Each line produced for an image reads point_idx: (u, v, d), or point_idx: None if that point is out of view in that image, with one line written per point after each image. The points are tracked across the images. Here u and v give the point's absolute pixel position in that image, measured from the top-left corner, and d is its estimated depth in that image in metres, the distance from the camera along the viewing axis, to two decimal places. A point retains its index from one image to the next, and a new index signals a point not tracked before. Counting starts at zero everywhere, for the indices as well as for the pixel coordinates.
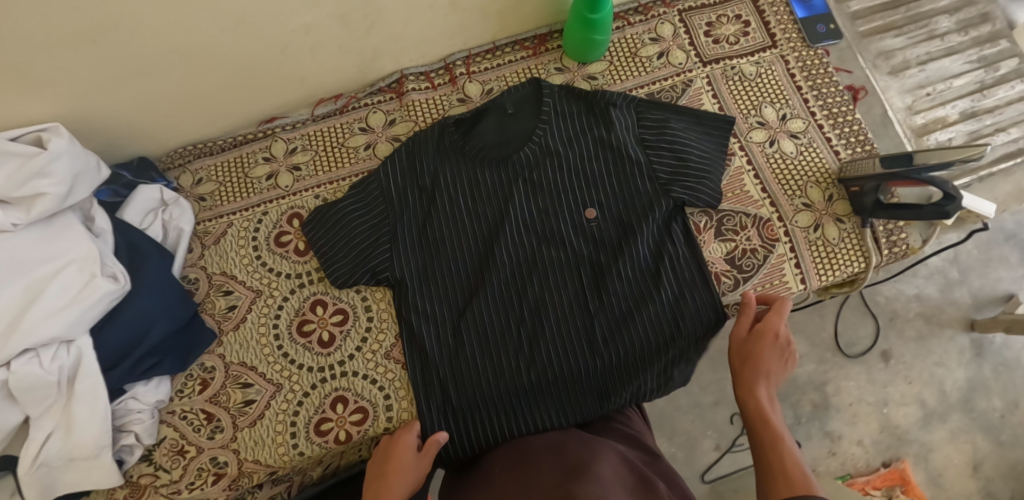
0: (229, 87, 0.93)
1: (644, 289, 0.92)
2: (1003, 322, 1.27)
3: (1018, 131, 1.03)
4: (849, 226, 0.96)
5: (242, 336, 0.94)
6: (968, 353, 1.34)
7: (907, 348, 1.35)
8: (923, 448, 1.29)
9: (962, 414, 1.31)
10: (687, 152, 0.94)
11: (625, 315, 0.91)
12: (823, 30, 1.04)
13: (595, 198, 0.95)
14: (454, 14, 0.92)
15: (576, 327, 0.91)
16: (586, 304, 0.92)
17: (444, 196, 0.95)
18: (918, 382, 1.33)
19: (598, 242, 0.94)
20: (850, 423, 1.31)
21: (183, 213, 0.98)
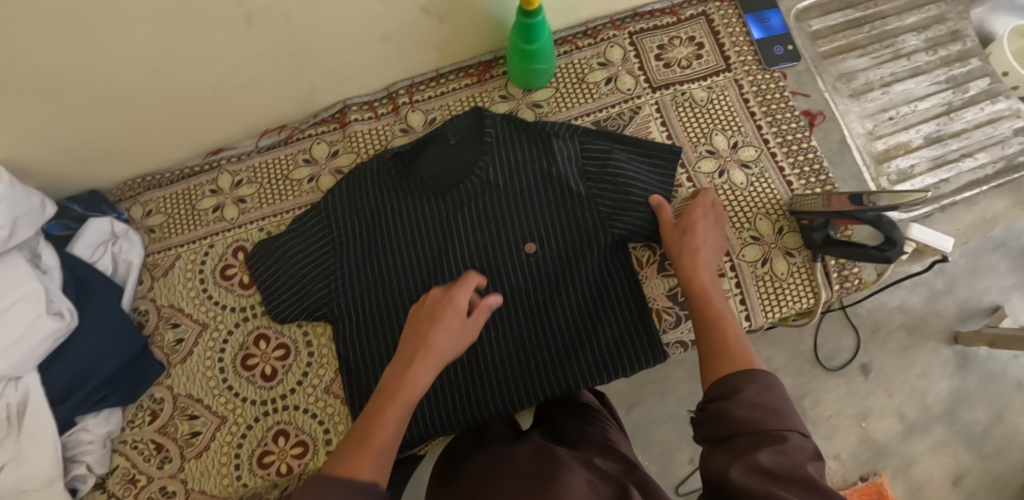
0: (168, 124, 0.93)
1: (583, 325, 0.91)
2: (986, 336, 1.08)
3: (985, 156, 0.99)
4: (800, 259, 0.93)
5: (188, 369, 0.96)
6: (953, 365, 1.15)
7: (888, 360, 1.17)
8: (903, 461, 1.12)
9: (945, 427, 1.13)
10: (630, 185, 0.91)
11: (563, 350, 0.91)
12: (780, 52, 1.01)
13: (538, 231, 0.93)
14: (390, 47, 0.91)
15: (517, 360, 0.91)
16: (524, 339, 0.91)
17: (386, 229, 0.94)
18: (899, 395, 1.15)
19: (538, 276, 0.92)
20: (829, 436, 1.14)
21: (132, 247, 0.99)
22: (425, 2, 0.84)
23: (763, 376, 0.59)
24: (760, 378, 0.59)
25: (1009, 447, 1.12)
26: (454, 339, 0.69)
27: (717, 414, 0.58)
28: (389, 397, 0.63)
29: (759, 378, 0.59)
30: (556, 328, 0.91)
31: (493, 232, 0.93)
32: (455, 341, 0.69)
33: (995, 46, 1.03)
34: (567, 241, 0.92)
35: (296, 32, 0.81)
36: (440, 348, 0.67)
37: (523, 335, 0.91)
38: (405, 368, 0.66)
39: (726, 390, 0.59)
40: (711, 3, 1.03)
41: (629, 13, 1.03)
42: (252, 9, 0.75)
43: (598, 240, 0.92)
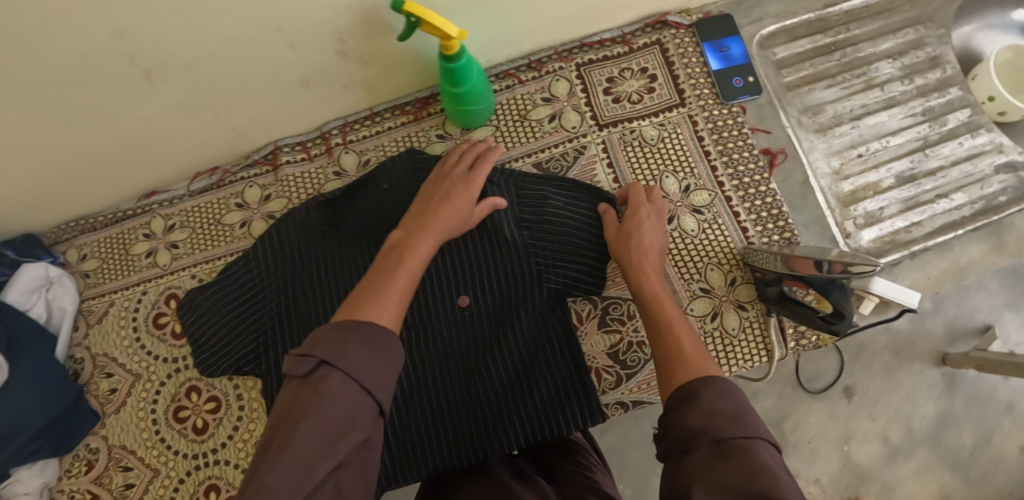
0: (90, 173, 0.90)
1: (519, 383, 0.83)
2: (974, 360, 0.99)
3: (962, 196, 0.91)
4: (753, 313, 0.87)
5: (122, 420, 0.95)
6: (940, 387, 1.06)
7: (872, 383, 1.08)
8: (885, 487, 1.04)
9: (929, 451, 1.04)
10: (567, 235, 0.86)
11: (496, 412, 0.81)
12: (740, 84, 0.94)
13: (470, 281, 0.85)
14: (313, 90, 0.86)
15: (443, 423, 0.81)
16: (455, 400, 0.82)
17: (308, 277, 0.87)
18: (884, 419, 1.06)
19: (470, 331, 0.84)
20: (809, 460, 1.06)
21: (66, 293, 0.97)
22: (340, 47, 0.79)
23: (724, 382, 0.54)
24: (719, 386, 0.54)
25: (996, 471, 1.03)
26: (460, 205, 0.79)
27: (675, 426, 0.52)
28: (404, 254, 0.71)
29: (717, 385, 0.54)
30: (488, 387, 0.83)
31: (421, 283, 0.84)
32: (460, 220, 0.79)
33: (982, 67, 0.95)
34: (502, 293, 0.84)
35: (203, 83, 0.77)
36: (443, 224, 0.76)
37: (454, 395, 0.82)
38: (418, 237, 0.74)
39: (680, 401, 0.54)
40: (666, 30, 0.96)
41: (576, 44, 0.96)
42: (148, 65, 0.71)
43: (535, 293, 0.85)
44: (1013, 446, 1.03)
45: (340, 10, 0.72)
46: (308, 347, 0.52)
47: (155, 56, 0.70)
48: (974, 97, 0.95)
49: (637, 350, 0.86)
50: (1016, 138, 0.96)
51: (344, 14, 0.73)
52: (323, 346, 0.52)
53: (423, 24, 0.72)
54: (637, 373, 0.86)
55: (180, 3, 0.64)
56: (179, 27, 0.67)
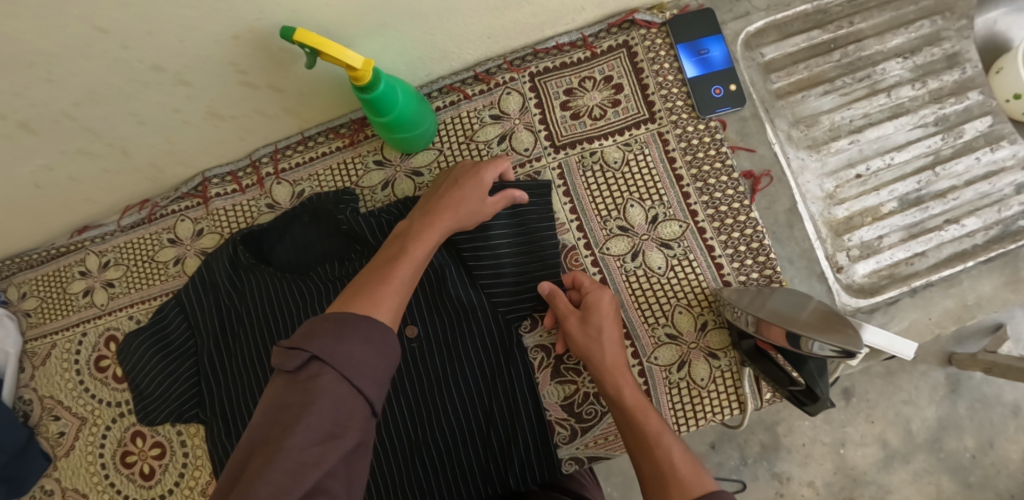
0: (7, 218, 0.84)
1: (474, 425, 0.77)
2: (982, 362, 0.89)
3: (975, 221, 0.79)
4: (725, 362, 0.77)
5: (72, 463, 0.92)
6: (943, 390, 0.97)
7: (870, 384, 0.99)
8: (880, 492, 0.97)
9: (929, 455, 0.97)
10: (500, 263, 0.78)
11: (451, 451, 0.77)
12: (720, 94, 0.81)
13: (417, 312, 0.79)
14: (226, 121, 0.78)
15: (396, 463, 0.78)
16: (406, 445, 0.78)
17: (247, 313, 0.82)
18: (882, 422, 0.98)
19: (420, 368, 0.78)
20: (802, 464, 0.99)
21: (7, 335, 0.93)
22: (244, 78, 0.70)
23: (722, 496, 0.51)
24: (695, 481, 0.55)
25: (999, 476, 0.96)
26: (471, 192, 0.73)
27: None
28: (411, 245, 0.67)
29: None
30: (442, 431, 0.77)
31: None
32: (473, 210, 0.73)
33: (1007, 59, 0.81)
34: (452, 327, 0.78)
35: (94, 127, 0.70)
36: (455, 206, 0.72)
37: (405, 439, 0.78)
38: (424, 225, 0.70)
39: None
40: (634, 31, 0.83)
41: (529, 50, 0.84)
42: (22, 117, 0.65)
43: (488, 324, 0.78)
44: (1018, 449, 0.96)
45: (226, 41, 0.62)
46: (301, 341, 0.50)
47: (27, 109, 0.64)
48: (996, 98, 0.82)
49: (593, 402, 0.80)
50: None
51: (234, 46, 0.63)
52: (318, 339, 0.50)
53: (322, 55, 0.61)
54: (593, 427, 0.80)
55: (30, 55, 0.56)
56: (42, 78, 0.60)
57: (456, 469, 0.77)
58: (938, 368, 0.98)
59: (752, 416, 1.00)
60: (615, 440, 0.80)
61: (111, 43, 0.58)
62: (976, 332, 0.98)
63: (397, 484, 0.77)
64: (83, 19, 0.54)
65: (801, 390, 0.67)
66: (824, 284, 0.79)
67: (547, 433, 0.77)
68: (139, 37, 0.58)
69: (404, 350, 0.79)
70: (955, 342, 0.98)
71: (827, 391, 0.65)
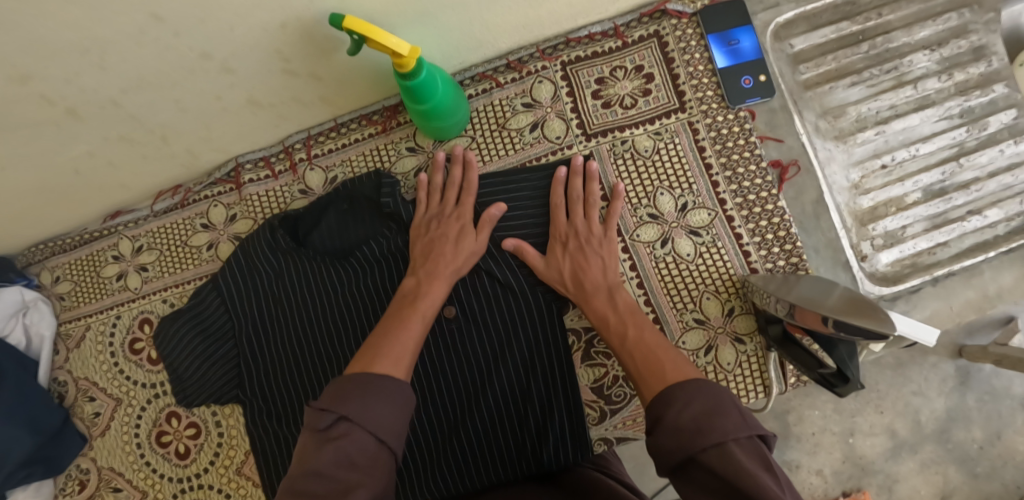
0: (43, 203, 0.85)
1: (510, 405, 0.82)
2: (993, 354, 0.92)
3: (996, 213, 0.82)
4: (751, 347, 0.80)
5: (108, 443, 0.94)
6: (953, 381, 1.00)
7: (881, 375, 1.02)
8: (888, 481, 1.00)
9: (937, 446, 1.00)
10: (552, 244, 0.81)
11: (487, 426, 0.82)
12: (749, 84, 0.82)
13: (455, 294, 0.83)
14: (264, 108, 0.79)
15: (435, 436, 0.83)
16: (445, 424, 0.83)
17: (292, 297, 0.85)
18: (891, 412, 1.01)
19: (460, 347, 0.83)
20: (811, 452, 1.01)
21: (41, 318, 0.96)
22: (286, 66, 0.71)
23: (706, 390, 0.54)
24: (699, 389, 0.54)
25: (1006, 467, 0.99)
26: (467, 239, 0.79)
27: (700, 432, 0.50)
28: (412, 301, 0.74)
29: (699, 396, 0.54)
30: (480, 409, 0.82)
31: None
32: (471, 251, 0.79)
33: None
34: (490, 310, 0.82)
35: (138, 114, 0.71)
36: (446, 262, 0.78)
37: (444, 419, 0.83)
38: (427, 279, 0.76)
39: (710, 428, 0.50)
40: (665, 21, 0.84)
41: (561, 39, 0.85)
42: (69, 103, 0.65)
43: (528, 309, 0.81)
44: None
45: (273, 29, 0.63)
46: (330, 402, 0.52)
47: (76, 96, 0.65)
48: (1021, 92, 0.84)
49: (622, 385, 0.83)
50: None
51: (280, 34, 0.64)
52: (348, 400, 0.52)
53: (369, 42, 0.62)
54: (622, 409, 0.83)
55: (86, 41, 0.57)
56: (93, 65, 0.61)
57: (492, 444, 0.82)
58: (949, 361, 1.01)
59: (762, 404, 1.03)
60: (642, 421, 0.83)
61: (164, 30, 0.59)
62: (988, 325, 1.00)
63: (438, 457, 0.83)
64: (140, 6, 0.55)
65: (831, 372, 0.69)
66: (848, 273, 0.81)
67: (580, 413, 0.81)
68: (192, 24, 0.59)
69: (443, 331, 0.83)
70: (967, 334, 1.00)
71: (857, 371, 0.67)
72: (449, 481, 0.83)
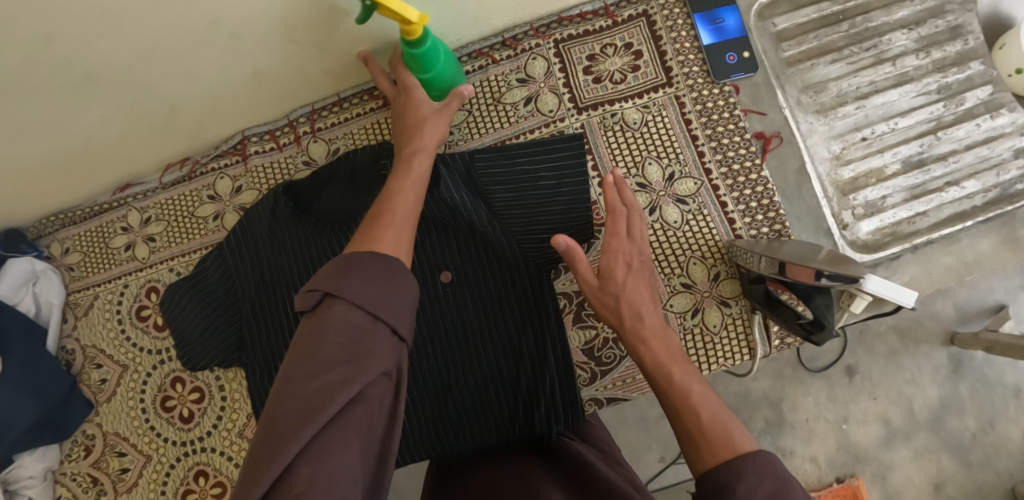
0: (56, 172, 0.89)
1: (504, 368, 0.84)
2: (984, 341, 0.94)
3: (974, 184, 0.86)
4: (736, 310, 0.83)
5: (114, 408, 0.97)
6: (946, 370, 1.03)
7: (875, 363, 1.04)
8: (882, 469, 1.02)
9: (930, 434, 1.02)
10: (546, 212, 0.84)
11: (481, 388, 0.85)
12: (733, 61, 0.86)
13: (449, 260, 0.85)
14: (271, 80, 0.83)
15: (430, 397, 0.86)
16: (440, 387, 0.86)
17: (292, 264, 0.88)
18: (885, 400, 1.03)
19: (454, 311, 0.85)
20: (805, 440, 1.04)
21: (51, 287, 0.99)
22: (292, 36, 0.74)
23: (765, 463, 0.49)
24: (757, 461, 0.50)
25: (999, 455, 1.01)
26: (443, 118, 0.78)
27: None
28: (396, 181, 0.71)
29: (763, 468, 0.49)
30: (474, 371, 0.85)
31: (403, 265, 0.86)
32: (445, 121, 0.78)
33: (1011, 35, 0.86)
34: (483, 275, 0.84)
35: (152, 81, 0.75)
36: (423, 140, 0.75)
37: (439, 381, 0.86)
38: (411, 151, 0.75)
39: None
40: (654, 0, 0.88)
41: (554, 18, 0.89)
42: (88, 68, 0.69)
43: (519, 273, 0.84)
44: (1017, 430, 1.01)
45: None
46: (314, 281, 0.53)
47: (94, 60, 0.68)
48: (998, 72, 0.88)
49: (613, 346, 0.86)
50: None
51: (288, 3, 0.68)
52: (332, 279, 0.53)
53: (381, 9, 0.65)
54: (612, 369, 0.86)
55: (107, 4, 0.61)
56: (112, 29, 0.64)
57: (486, 405, 0.85)
58: (941, 350, 1.03)
59: (756, 392, 1.06)
60: (632, 381, 0.86)
61: None
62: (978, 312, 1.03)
63: (433, 417, 0.87)
64: None
65: (809, 320, 0.73)
66: (830, 239, 0.85)
67: (570, 375, 0.83)
68: None
69: (438, 296, 0.86)
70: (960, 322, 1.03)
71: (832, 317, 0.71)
72: (443, 441, 0.85)
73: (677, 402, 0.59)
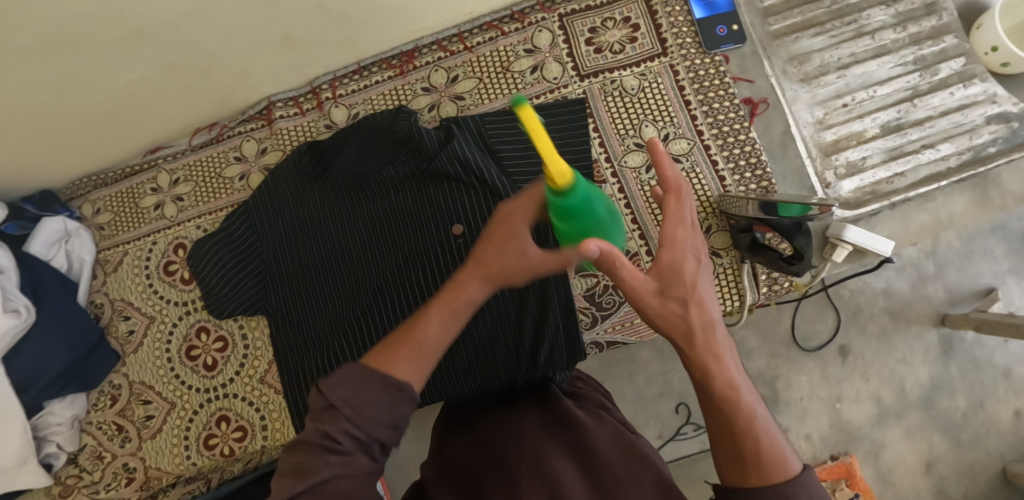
0: (95, 131, 0.95)
1: (511, 315, 0.91)
2: (973, 321, 1.02)
3: (949, 147, 0.93)
4: (727, 260, 0.89)
5: (140, 358, 1.03)
6: (936, 351, 1.09)
7: (867, 344, 1.11)
8: (875, 446, 1.09)
9: (922, 413, 1.09)
10: (551, 167, 0.90)
11: (489, 332, 0.91)
12: (723, 33, 0.94)
13: (460, 213, 0.91)
14: (298, 45, 0.90)
15: (440, 342, 0.92)
16: (450, 332, 0.92)
17: (314, 219, 0.94)
18: (877, 380, 1.10)
19: (465, 260, 0.91)
20: (800, 417, 1.11)
21: (83, 244, 1.05)
22: (322, 2, 0.81)
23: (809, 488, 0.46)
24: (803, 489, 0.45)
25: (989, 435, 1.08)
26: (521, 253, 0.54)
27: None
28: (442, 300, 0.55)
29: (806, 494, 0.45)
30: (483, 317, 0.91)
31: (417, 219, 0.93)
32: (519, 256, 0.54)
33: (987, 16, 0.93)
34: (491, 226, 0.90)
35: (192, 40, 0.82)
36: (488, 263, 0.54)
37: (449, 326, 0.92)
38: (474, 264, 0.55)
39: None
40: None
41: None
42: (139, 24, 0.76)
43: None
44: (1008, 410, 1.08)
45: None
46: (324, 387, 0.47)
47: (144, 17, 0.75)
48: (975, 50, 0.95)
49: (612, 293, 0.93)
50: (1016, 91, 0.95)
51: None
52: (341, 388, 0.47)
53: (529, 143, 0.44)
54: (611, 314, 0.93)
55: None
56: None
57: (493, 348, 0.90)
58: (932, 330, 1.10)
59: (753, 372, 1.12)
60: (629, 325, 0.94)
61: None
62: (969, 296, 1.10)
63: (443, 361, 0.92)
64: None
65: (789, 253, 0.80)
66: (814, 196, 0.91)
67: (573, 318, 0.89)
68: None
69: (449, 246, 0.92)
70: (951, 304, 1.10)
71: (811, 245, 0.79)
72: (452, 382, 0.91)
73: (743, 436, 0.48)
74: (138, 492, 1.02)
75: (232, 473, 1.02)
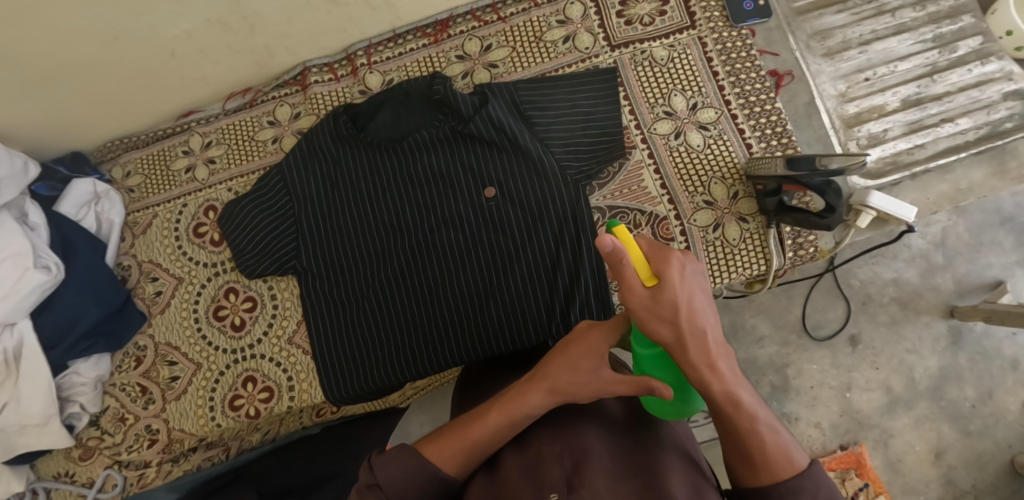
0: (132, 89, 0.97)
1: (541, 275, 0.92)
2: (982, 312, 1.03)
3: (967, 121, 0.96)
4: (754, 226, 0.91)
5: (167, 319, 1.03)
6: (945, 341, 1.11)
7: (877, 333, 1.13)
8: (884, 435, 1.10)
9: (931, 402, 1.10)
10: (585, 131, 0.92)
11: (519, 294, 0.92)
12: (750, 7, 0.97)
13: (494, 176, 0.93)
14: (338, 8, 0.92)
15: (470, 303, 0.93)
16: (479, 293, 0.93)
17: (348, 182, 0.96)
18: (886, 368, 1.11)
19: (496, 223, 0.93)
20: (811, 405, 1.12)
21: (113, 206, 1.05)
22: None
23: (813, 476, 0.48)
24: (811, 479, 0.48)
25: (997, 426, 1.08)
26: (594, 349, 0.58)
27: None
28: (504, 399, 0.60)
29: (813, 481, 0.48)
30: (512, 279, 0.92)
31: (450, 183, 0.94)
32: (586, 355, 0.58)
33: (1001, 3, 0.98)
34: (523, 189, 0.92)
35: None
36: (557, 379, 0.58)
37: (479, 288, 0.93)
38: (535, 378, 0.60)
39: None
40: None
41: None
42: None
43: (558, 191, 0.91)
44: (1015, 401, 1.08)
45: None
46: (376, 466, 0.53)
47: None
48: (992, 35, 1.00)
49: None
50: None
51: None
52: (389, 469, 0.53)
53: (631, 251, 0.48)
54: None
55: None
56: None
57: (523, 310, 0.91)
58: (941, 320, 1.12)
59: (764, 359, 1.14)
60: None
61: None
62: (977, 288, 1.11)
63: (472, 321, 0.93)
64: None
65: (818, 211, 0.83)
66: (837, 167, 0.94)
67: (603, 279, 0.90)
68: None
69: (482, 209, 0.94)
70: (959, 296, 1.12)
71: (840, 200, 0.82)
72: (480, 343, 0.92)
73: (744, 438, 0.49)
74: (160, 454, 1.00)
75: (250, 444, 1.05)
